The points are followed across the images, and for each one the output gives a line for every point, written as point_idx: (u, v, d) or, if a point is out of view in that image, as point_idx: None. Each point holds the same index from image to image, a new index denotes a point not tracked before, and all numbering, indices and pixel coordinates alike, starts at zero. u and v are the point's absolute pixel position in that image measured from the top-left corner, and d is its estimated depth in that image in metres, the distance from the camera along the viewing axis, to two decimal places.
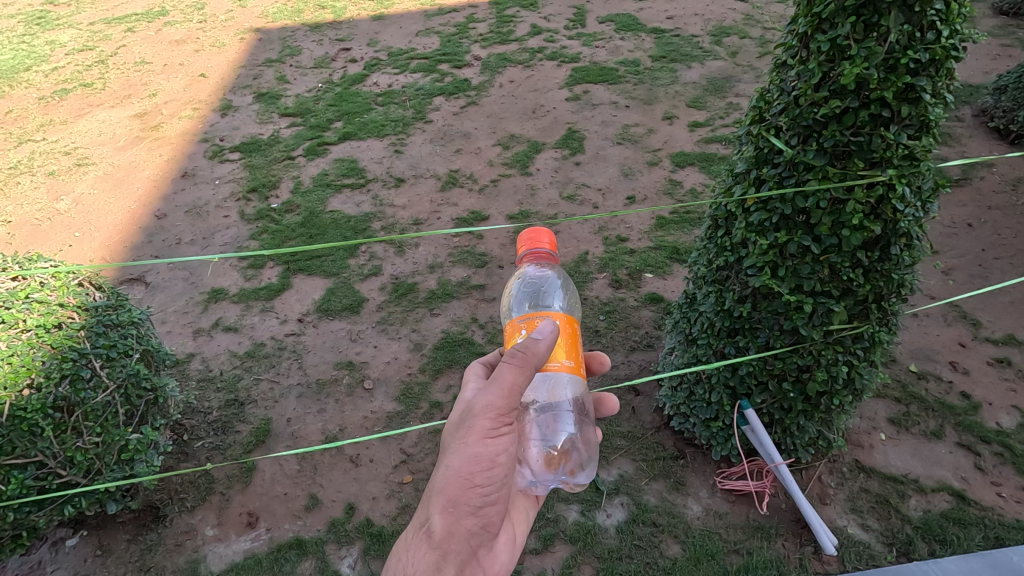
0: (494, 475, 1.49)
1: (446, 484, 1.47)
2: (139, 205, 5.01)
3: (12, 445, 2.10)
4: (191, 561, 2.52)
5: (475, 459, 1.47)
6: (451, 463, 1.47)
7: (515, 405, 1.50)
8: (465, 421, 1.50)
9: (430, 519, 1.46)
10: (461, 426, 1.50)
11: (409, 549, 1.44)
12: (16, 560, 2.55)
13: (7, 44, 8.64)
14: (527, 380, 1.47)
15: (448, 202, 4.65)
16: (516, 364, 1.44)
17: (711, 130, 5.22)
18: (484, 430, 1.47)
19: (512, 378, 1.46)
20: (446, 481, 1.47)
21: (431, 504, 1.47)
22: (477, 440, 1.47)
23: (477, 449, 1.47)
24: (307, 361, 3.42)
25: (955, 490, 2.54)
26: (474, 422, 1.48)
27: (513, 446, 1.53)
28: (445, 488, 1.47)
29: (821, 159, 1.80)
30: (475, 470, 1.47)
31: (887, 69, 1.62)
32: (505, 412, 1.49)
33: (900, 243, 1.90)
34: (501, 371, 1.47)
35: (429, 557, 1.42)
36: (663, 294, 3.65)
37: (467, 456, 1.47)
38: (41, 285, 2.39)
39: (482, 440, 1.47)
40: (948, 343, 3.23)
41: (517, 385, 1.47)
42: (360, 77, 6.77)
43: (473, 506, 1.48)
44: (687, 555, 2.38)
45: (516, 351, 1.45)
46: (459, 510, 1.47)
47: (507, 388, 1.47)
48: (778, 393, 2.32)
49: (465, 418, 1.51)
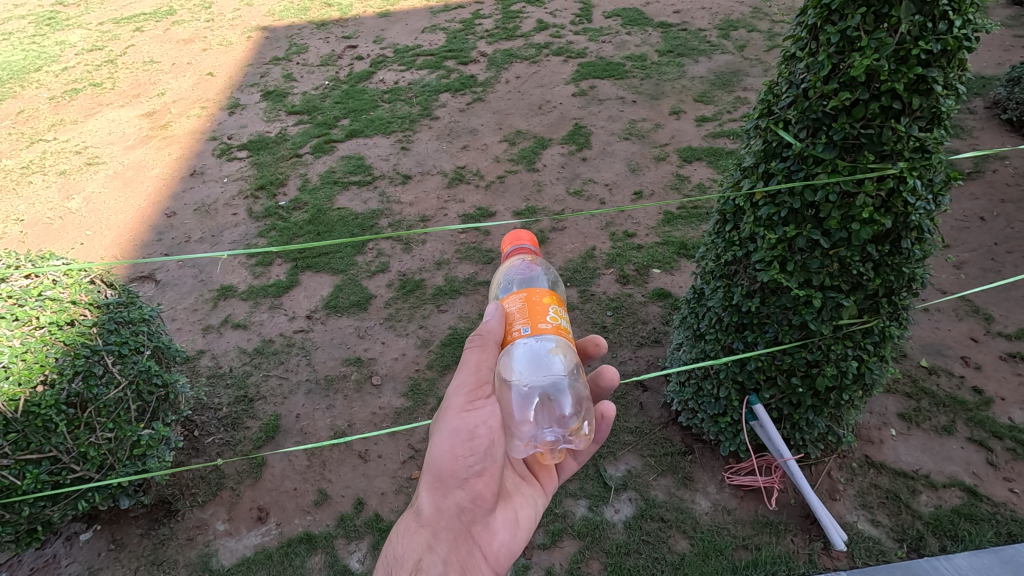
0: (476, 448, 1.51)
1: (433, 463, 1.52)
2: (148, 203, 5.05)
3: (27, 441, 2.13)
4: (202, 555, 2.54)
5: (455, 433, 1.51)
6: (434, 444, 1.54)
7: (487, 379, 1.54)
8: (446, 405, 1.57)
9: (419, 500, 1.50)
10: (443, 409, 1.57)
11: (402, 532, 1.47)
12: (32, 554, 2.60)
13: (18, 45, 8.73)
14: (494, 357, 1.52)
15: (455, 199, 4.66)
16: (480, 340, 1.50)
17: (719, 124, 5.18)
18: (460, 405, 1.52)
19: (480, 354, 1.50)
20: (432, 459, 1.52)
21: (420, 485, 1.52)
22: (455, 416, 1.52)
23: (455, 424, 1.52)
24: (316, 358, 3.44)
25: (967, 486, 2.51)
26: (451, 401, 1.54)
27: (496, 419, 1.55)
28: (431, 467, 1.52)
29: (830, 152, 1.78)
30: (457, 442, 1.51)
31: (898, 61, 1.60)
32: (482, 387, 1.53)
33: (911, 237, 1.88)
34: (465, 353, 1.53)
35: (420, 535, 1.44)
36: (670, 289, 3.63)
37: (445, 433, 1.52)
38: (54, 282, 2.42)
39: (459, 414, 1.52)
40: (959, 338, 3.20)
41: (486, 359, 1.51)
42: (367, 74, 6.78)
43: (459, 480, 1.51)
44: (695, 550, 2.37)
45: (471, 334, 1.55)
46: (447, 486, 1.50)
47: (477, 364, 1.51)
48: (786, 388, 2.30)
49: (445, 403, 1.59)
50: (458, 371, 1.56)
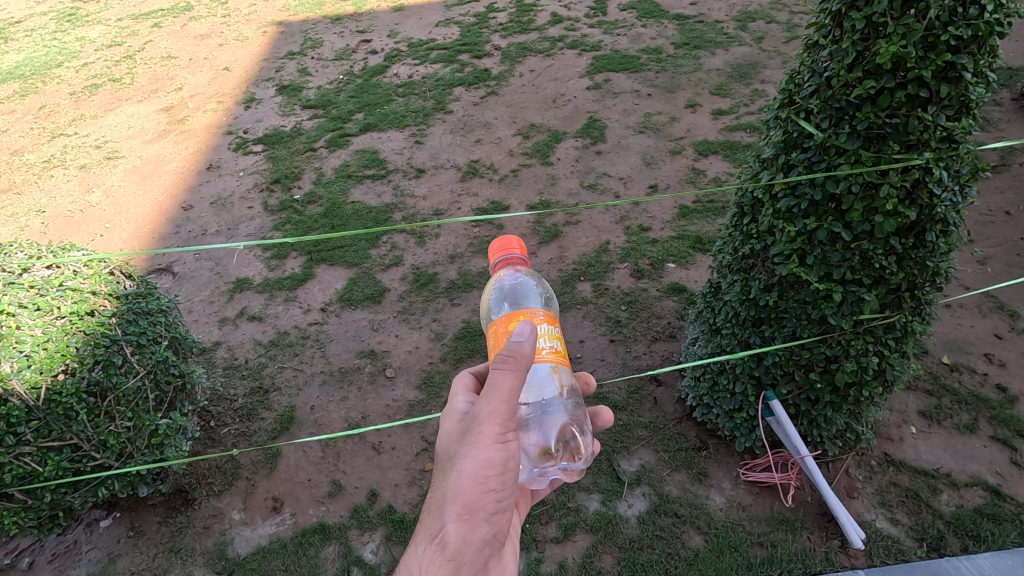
0: (506, 479, 1.44)
1: (461, 492, 1.39)
2: (166, 197, 5.11)
3: (49, 428, 2.17)
4: (219, 544, 2.57)
5: (489, 463, 1.41)
6: (463, 471, 1.41)
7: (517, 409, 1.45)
8: (471, 427, 1.44)
9: (444, 530, 1.35)
10: (469, 431, 1.44)
11: (420, 566, 1.31)
12: (53, 539, 2.65)
13: (40, 41, 8.87)
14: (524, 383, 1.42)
15: (469, 192, 4.65)
16: (518, 368, 1.38)
17: (736, 117, 5.11)
18: (494, 433, 1.42)
19: (513, 384, 1.41)
20: (462, 486, 1.40)
21: (445, 514, 1.37)
22: (488, 444, 1.41)
23: (490, 453, 1.41)
24: (330, 350, 3.46)
25: (990, 486, 2.46)
26: (483, 427, 1.42)
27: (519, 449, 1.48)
28: (459, 495, 1.39)
29: (854, 143, 1.74)
30: (488, 474, 1.41)
31: (926, 48, 1.56)
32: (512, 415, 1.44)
33: (936, 230, 1.84)
34: (495, 378, 1.40)
35: (444, 569, 1.31)
36: (685, 284, 3.60)
37: (480, 461, 1.41)
38: (75, 272, 2.43)
39: (493, 444, 1.42)
40: (983, 334, 3.13)
41: (519, 388, 1.42)
42: (381, 69, 6.79)
43: (486, 512, 1.41)
44: (709, 546, 2.35)
45: (507, 356, 1.38)
46: (474, 517, 1.39)
47: (509, 392, 1.41)
48: (804, 383, 2.27)
49: (471, 424, 1.45)
50: (486, 393, 1.42)
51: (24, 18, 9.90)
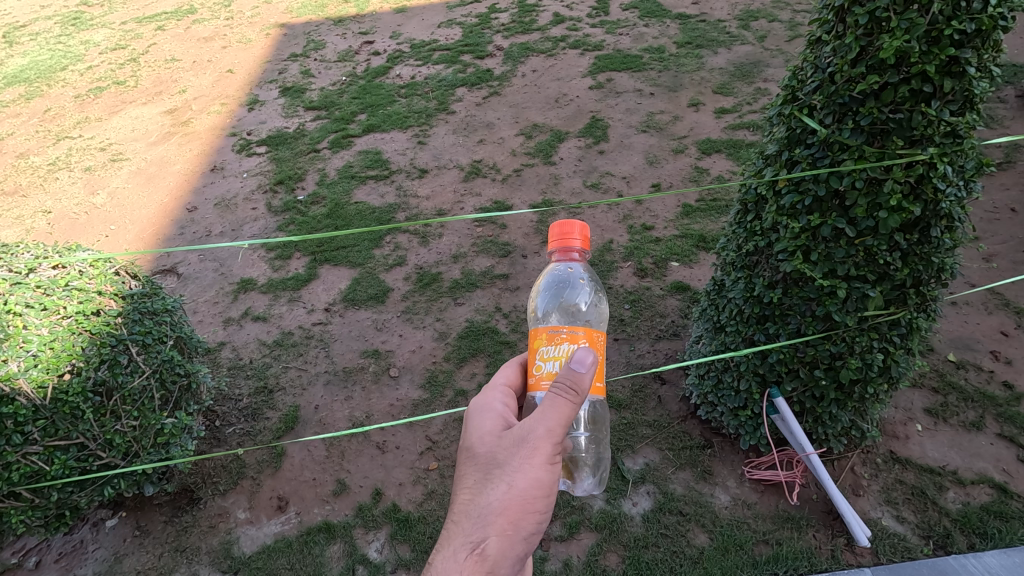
0: (551, 502, 1.35)
1: (505, 506, 1.30)
2: (171, 198, 5.13)
3: (55, 427, 2.19)
4: (224, 543, 2.58)
5: (537, 482, 1.32)
6: (512, 483, 1.31)
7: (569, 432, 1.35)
8: (525, 440, 1.32)
9: (484, 543, 1.27)
10: (523, 444, 1.31)
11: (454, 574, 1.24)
12: (60, 538, 2.66)
13: (45, 45, 8.93)
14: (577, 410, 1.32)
15: (472, 192, 4.65)
16: (579, 396, 1.28)
17: (738, 116, 5.10)
18: (549, 454, 1.31)
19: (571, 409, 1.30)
20: (509, 501, 1.30)
21: (487, 525, 1.28)
22: (542, 463, 1.31)
23: (540, 473, 1.32)
24: (334, 350, 3.47)
25: (997, 483, 2.45)
26: (539, 444, 1.31)
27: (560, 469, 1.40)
28: (505, 509, 1.30)
29: (857, 138, 1.74)
30: (535, 493, 1.32)
31: (929, 42, 1.55)
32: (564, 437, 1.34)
33: (941, 225, 1.83)
34: (557, 396, 1.28)
35: None
36: (689, 283, 3.59)
37: (531, 478, 1.31)
38: (81, 273, 2.44)
39: (546, 464, 1.32)
40: (989, 332, 3.11)
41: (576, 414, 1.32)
42: (384, 70, 6.81)
43: (527, 531, 1.33)
44: (715, 544, 2.35)
45: (563, 384, 1.27)
46: (515, 534, 1.31)
47: (568, 419, 1.30)
48: (809, 381, 2.26)
49: (524, 434, 1.32)
50: (542, 411, 1.29)
51: (29, 22, 9.96)
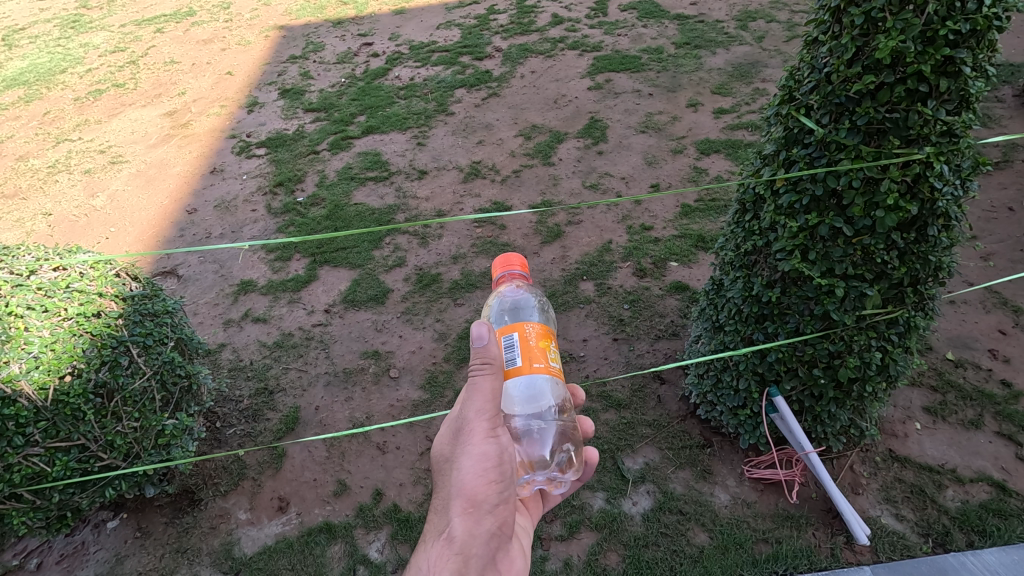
0: (505, 470, 1.44)
1: (460, 490, 1.41)
2: (171, 200, 5.14)
3: (57, 429, 2.19)
4: (225, 543, 2.59)
5: (484, 457, 1.43)
6: (461, 467, 1.42)
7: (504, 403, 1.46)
8: (462, 426, 1.45)
9: (449, 528, 1.38)
10: (459, 431, 1.44)
11: (429, 562, 1.35)
12: (61, 540, 2.66)
13: (44, 47, 8.94)
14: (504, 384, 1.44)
15: (471, 193, 4.66)
16: (496, 367, 1.40)
17: (737, 116, 5.12)
18: (485, 430, 1.43)
19: (497, 387, 1.42)
20: (462, 483, 1.41)
21: (449, 511, 1.40)
22: (480, 439, 1.43)
23: (483, 448, 1.42)
24: (334, 351, 3.48)
25: (995, 481, 2.46)
26: (473, 425, 1.43)
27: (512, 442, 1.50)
28: (460, 491, 1.41)
29: (854, 138, 1.75)
30: (486, 469, 1.42)
31: (924, 43, 1.57)
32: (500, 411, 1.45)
33: (938, 224, 1.84)
34: (477, 380, 1.41)
35: (453, 562, 1.34)
36: (688, 283, 3.60)
37: (476, 456, 1.42)
38: (81, 275, 2.45)
39: (485, 439, 1.43)
40: (987, 330, 3.12)
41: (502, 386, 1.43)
42: (383, 71, 6.82)
43: (490, 504, 1.42)
44: (714, 543, 2.35)
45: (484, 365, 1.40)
46: (478, 510, 1.41)
47: (494, 392, 1.42)
48: (808, 379, 2.27)
49: (462, 422, 1.46)
50: (468, 396, 1.44)
51: (27, 25, 9.96)
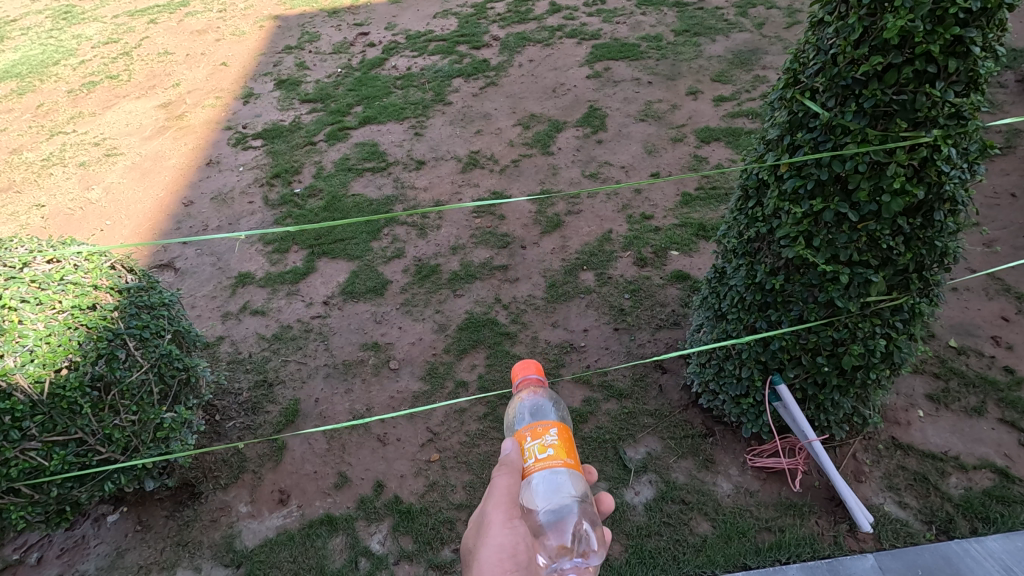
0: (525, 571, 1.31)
1: None
2: (167, 193, 5.09)
3: (54, 423, 2.17)
4: (227, 536, 2.58)
5: (503, 552, 1.32)
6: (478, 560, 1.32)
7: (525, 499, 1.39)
8: (480, 520, 1.39)
9: None
10: (478, 523, 1.39)
11: None
12: (61, 534, 2.64)
13: (36, 40, 8.83)
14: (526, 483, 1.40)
15: (470, 183, 4.63)
16: (515, 470, 1.39)
17: (737, 104, 5.07)
18: (504, 518, 1.36)
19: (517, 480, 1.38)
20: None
21: None
22: (498, 528, 1.34)
23: (500, 538, 1.33)
24: (333, 343, 3.45)
25: (999, 468, 2.45)
26: (491, 515, 1.37)
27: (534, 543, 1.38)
28: None
29: (860, 121, 1.72)
30: (503, 559, 1.31)
31: (934, 22, 1.53)
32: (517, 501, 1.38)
33: (944, 209, 1.82)
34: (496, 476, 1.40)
35: None
36: (689, 272, 3.58)
37: (493, 546, 1.33)
38: (76, 267, 2.43)
39: (502, 528, 1.34)
40: (990, 317, 3.11)
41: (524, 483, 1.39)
42: (379, 61, 6.75)
43: None
44: (717, 532, 2.35)
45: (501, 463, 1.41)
46: None
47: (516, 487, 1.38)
48: (811, 368, 2.25)
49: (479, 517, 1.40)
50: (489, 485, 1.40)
51: (19, 16, 9.84)
